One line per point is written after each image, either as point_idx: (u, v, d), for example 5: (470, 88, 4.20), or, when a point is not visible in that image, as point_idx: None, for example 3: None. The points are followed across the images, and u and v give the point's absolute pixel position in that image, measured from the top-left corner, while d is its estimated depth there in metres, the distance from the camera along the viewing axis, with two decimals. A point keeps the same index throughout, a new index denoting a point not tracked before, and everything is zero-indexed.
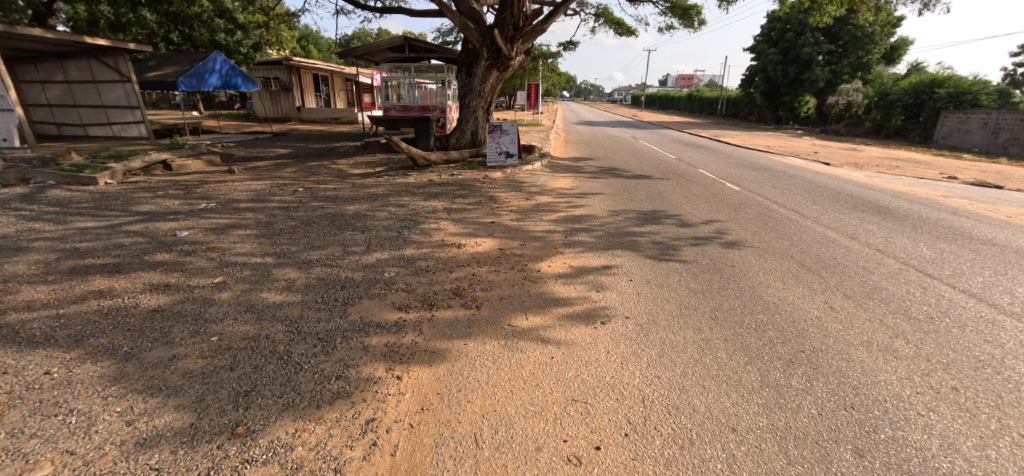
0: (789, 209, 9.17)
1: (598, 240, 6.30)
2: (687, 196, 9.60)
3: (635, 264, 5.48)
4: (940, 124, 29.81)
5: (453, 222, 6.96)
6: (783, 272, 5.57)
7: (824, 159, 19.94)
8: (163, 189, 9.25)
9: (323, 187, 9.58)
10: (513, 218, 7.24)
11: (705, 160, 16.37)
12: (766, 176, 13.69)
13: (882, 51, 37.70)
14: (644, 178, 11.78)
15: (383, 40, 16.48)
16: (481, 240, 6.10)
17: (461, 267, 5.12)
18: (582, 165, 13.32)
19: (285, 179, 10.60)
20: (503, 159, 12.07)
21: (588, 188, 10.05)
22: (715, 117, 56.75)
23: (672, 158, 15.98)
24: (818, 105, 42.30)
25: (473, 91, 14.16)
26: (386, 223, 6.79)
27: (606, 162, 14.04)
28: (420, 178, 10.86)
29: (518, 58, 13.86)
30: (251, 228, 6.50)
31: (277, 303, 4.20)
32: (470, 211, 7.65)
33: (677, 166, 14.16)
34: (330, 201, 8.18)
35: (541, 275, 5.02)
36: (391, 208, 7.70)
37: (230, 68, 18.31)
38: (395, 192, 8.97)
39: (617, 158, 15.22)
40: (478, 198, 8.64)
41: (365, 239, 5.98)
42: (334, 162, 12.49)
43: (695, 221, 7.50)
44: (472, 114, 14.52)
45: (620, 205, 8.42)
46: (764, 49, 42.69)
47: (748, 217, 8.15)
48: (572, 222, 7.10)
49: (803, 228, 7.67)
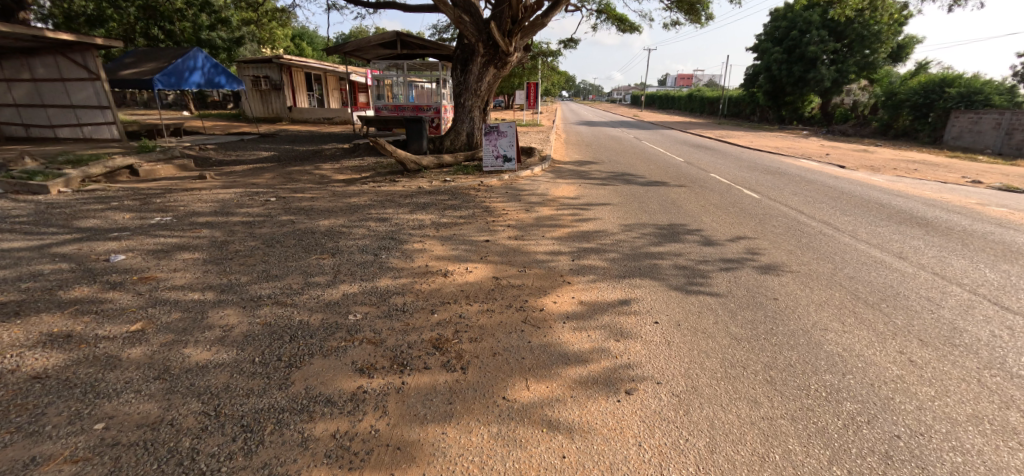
0: (819, 220, 8.20)
1: (611, 264, 5.33)
2: (704, 205, 8.64)
3: (660, 298, 4.48)
4: (951, 125, 28.88)
5: (441, 241, 5.98)
6: (837, 308, 4.60)
7: (838, 161, 18.97)
8: (119, 199, 8.25)
9: (299, 196, 8.59)
10: (512, 235, 6.27)
11: (715, 162, 15.39)
12: (783, 180, 12.72)
13: (889, 49, 36.71)
14: (654, 184, 10.82)
15: (373, 35, 15.45)
16: (473, 266, 5.12)
17: (446, 305, 4.12)
18: (586, 169, 12.36)
19: (260, 186, 9.60)
20: (500, 164, 11.10)
21: (594, 196, 9.09)
22: (717, 117, 55.76)
23: (681, 161, 15.02)
24: (822, 105, 41.34)
25: (468, 89, 13.18)
26: (362, 242, 5.81)
27: (611, 166, 13.07)
28: (409, 185, 9.88)
29: (518, 54, 12.87)
30: (202, 250, 5.52)
31: (201, 364, 3.21)
32: (462, 225, 6.67)
33: (688, 170, 13.18)
34: (303, 214, 7.21)
35: (546, 315, 4.02)
36: (371, 222, 6.72)
37: (212, 65, 17.28)
38: (379, 202, 7.99)
39: (623, 161, 14.24)
40: (472, 209, 7.68)
41: (332, 265, 4.98)
42: (317, 167, 11.50)
43: (719, 238, 6.55)
44: (467, 114, 13.53)
45: (632, 217, 7.46)
46: (767, 48, 41.62)
47: (777, 231, 7.18)
48: (580, 240, 6.14)
49: (842, 245, 6.71)
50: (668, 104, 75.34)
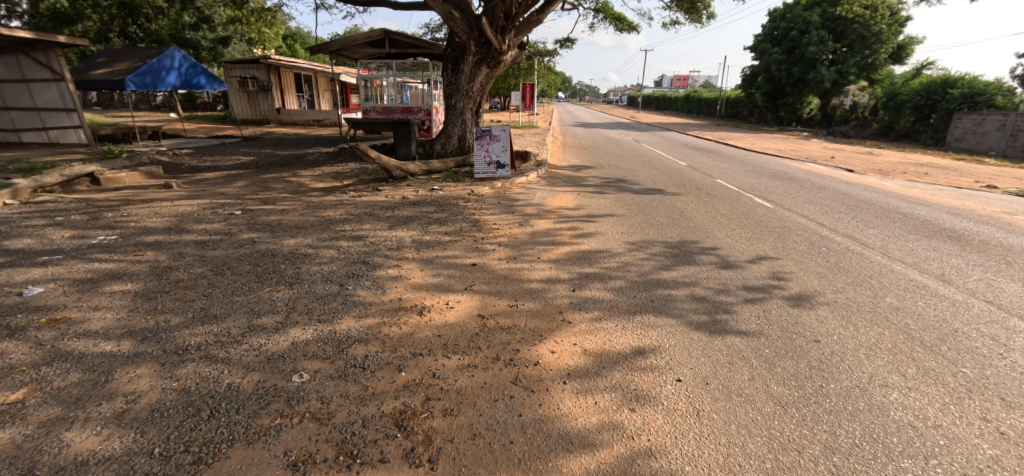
0: (841, 233, 7.43)
1: (618, 295, 4.55)
2: (715, 217, 7.87)
3: (682, 344, 3.68)
4: (953, 126, 28.25)
5: (420, 265, 5.17)
6: (890, 352, 3.83)
7: (844, 164, 18.25)
8: (67, 213, 7.41)
9: (269, 208, 7.76)
10: (502, 255, 5.48)
11: (720, 166, 14.63)
12: (793, 186, 11.96)
13: (890, 50, 36.08)
14: (658, 192, 10.05)
15: (360, 33, 14.60)
16: (456, 298, 4.31)
17: (417, 360, 3.31)
18: (585, 175, 11.57)
19: (229, 196, 8.77)
20: (493, 170, 10.24)
21: (594, 206, 8.31)
22: (714, 119, 55.09)
23: (683, 166, 14.26)
24: (822, 106, 40.69)
25: (459, 90, 12.39)
26: (328, 267, 5.00)
27: (610, 172, 12.29)
28: (393, 194, 9.06)
29: (513, 53, 12.07)
30: (138, 280, 4.70)
31: (80, 461, 2.42)
32: (446, 244, 5.86)
33: (692, 175, 12.41)
34: (268, 231, 6.39)
35: (543, 374, 3.22)
36: (343, 241, 5.90)
37: (191, 65, 16.41)
38: (356, 216, 7.18)
39: (623, 165, 13.47)
40: (459, 224, 6.87)
41: (285, 301, 4.17)
42: (295, 174, 10.67)
43: (739, 258, 5.76)
44: (458, 117, 12.72)
45: (638, 232, 6.68)
46: (766, 48, 40.91)
47: (799, 248, 6.41)
48: (580, 262, 5.35)
49: (874, 266, 5.95)
50: (665, 105, 74.69)
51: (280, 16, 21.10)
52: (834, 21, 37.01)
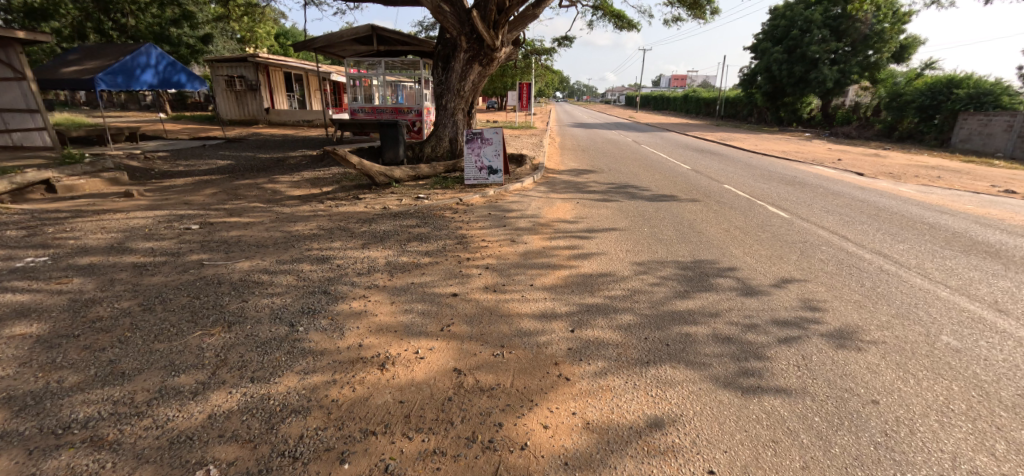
0: (869, 248, 6.67)
1: (626, 336, 3.76)
2: (729, 230, 7.07)
3: (708, 411, 2.91)
4: (958, 127, 27.54)
5: (392, 295, 4.37)
6: (968, 418, 3.05)
7: (853, 167, 17.49)
8: (4, 227, 6.62)
9: (232, 221, 6.97)
10: (489, 283, 4.67)
11: (726, 169, 13.87)
12: (806, 190, 11.17)
13: (893, 49, 35.32)
14: (664, 199, 9.24)
15: (346, 29, 13.75)
16: (429, 343, 3.53)
17: (367, 443, 2.56)
18: (584, 180, 10.75)
19: (192, 206, 7.94)
20: (484, 176, 9.39)
21: (595, 217, 7.50)
22: (714, 119, 54.35)
23: (688, 169, 13.47)
24: (823, 106, 39.97)
25: (450, 90, 11.62)
26: (280, 299, 4.21)
27: (611, 177, 11.47)
28: (374, 202, 8.26)
29: (508, 50, 11.27)
30: (49, 318, 3.92)
31: None
32: (425, 267, 5.04)
33: (697, 180, 11.61)
34: (223, 250, 5.60)
35: (530, 464, 2.48)
36: (305, 263, 5.09)
37: (168, 63, 15.57)
38: (327, 230, 6.38)
39: (624, 169, 12.70)
40: (443, 240, 6.04)
41: (216, 350, 3.40)
42: (271, 180, 9.87)
43: (764, 284, 4.95)
44: (449, 117, 11.92)
45: (645, 250, 5.86)
46: (767, 47, 40.13)
47: (828, 269, 5.63)
48: (581, 289, 4.55)
49: (917, 291, 5.17)
50: (664, 105, 73.93)
51: (266, 13, 20.27)
52: (837, 19, 36.23)
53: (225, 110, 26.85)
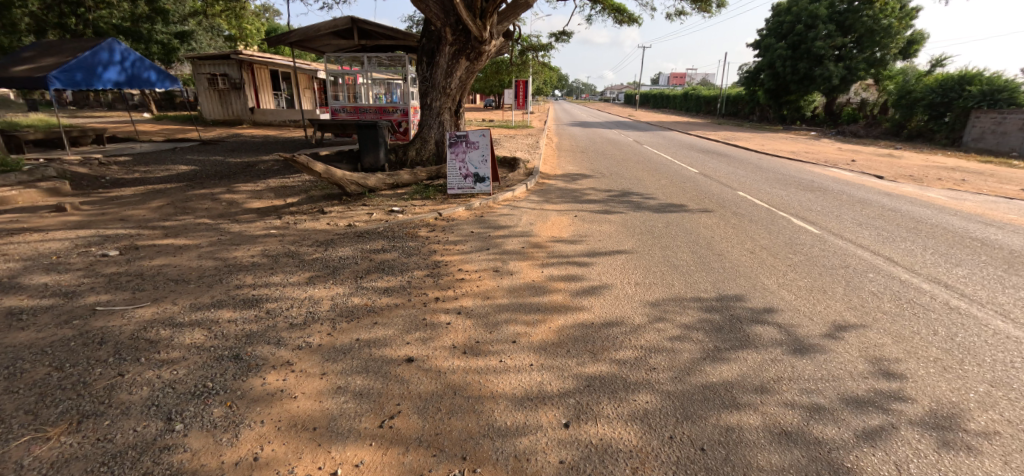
0: (924, 274, 5.54)
1: (642, 432, 2.66)
2: (755, 252, 5.94)
3: None
4: (971, 125, 26.36)
5: (326, 361, 3.26)
6: None
7: (869, 168, 16.33)
8: None
9: (164, 242, 5.86)
10: (460, 339, 3.56)
11: (737, 172, 12.73)
12: (829, 197, 9.98)
13: (901, 45, 34.07)
14: (674, 210, 8.07)
15: (324, 22, 12.55)
16: (356, 454, 2.44)
17: None
18: (583, 187, 9.58)
19: (127, 223, 6.82)
20: (471, 184, 8.18)
21: (596, 234, 6.35)
22: (715, 117, 53.17)
23: (695, 173, 12.29)
24: (828, 104, 38.79)
25: (435, 87, 10.50)
26: (171, 372, 3.12)
27: (612, 182, 10.30)
28: (341, 216, 7.15)
29: (498, 43, 10.11)
30: None
31: None
32: (380, 315, 3.92)
33: (707, 186, 10.43)
34: (134, 286, 4.50)
35: None
36: (225, 308, 3.99)
37: (136, 59, 14.39)
38: (272, 256, 5.26)
39: (626, 173, 11.57)
40: (411, 270, 4.91)
41: (39, 472, 2.34)
42: (230, 188, 8.76)
43: (817, 337, 3.83)
44: (434, 118, 10.80)
45: (659, 282, 4.72)
46: (771, 43, 38.80)
47: (887, 307, 4.50)
48: (578, 349, 3.44)
49: (1007, 341, 4.03)
50: (663, 103, 72.73)
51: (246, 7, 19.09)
52: (843, 14, 35.00)
53: (208, 111, 25.59)
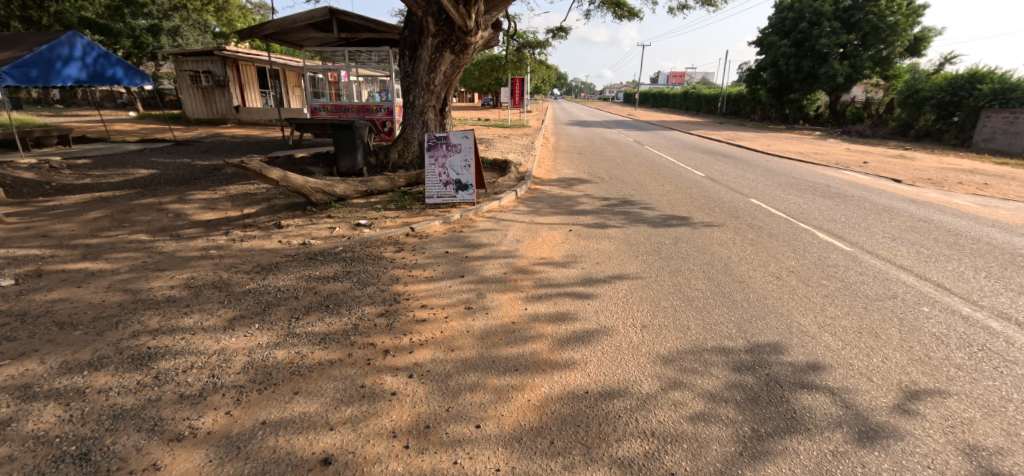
0: (986, 307, 4.58)
1: None
2: (783, 277, 4.97)
3: None
4: (981, 125, 25.37)
5: (209, 465, 2.31)
6: None
7: (883, 171, 15.36)
8: None
9: (76, 267, 4.89)
10: (405, 423, 2.60)
11: (746, 176, 11.78)
12: (850, 205, 9.00)
13: (907, 43, 33.05)
14: (682, 222, 7.08)
15: (300, 13, 11.41)
16: None
17: None
18: (579, 194, 8.59)
19: (47, 241, 5.84)
20: (449, 192, 7.13)
21: (593, 253, 5.36)
22: (715, 116, 52.12)
23: (700, 176, 11.32)
24: (831, 103, 37.82)
25: (417, 84, 9.54)
26: None
27: (611, 188, 9.31)
28: (299, 228, 6.17)
29: (486, 35, 9.10)
30: None
31: None
32: (303, 379, 2.95)
33: (714, 192, 9.44)
34: (3, 333, 3.53)
35: None
36: (104, 370, 3.03)
37: (99, 55, 13.38)
38: (196, 287, 4.29)
39: (626, 177, 10.61)
40: (361, 304, 3.91)
41: None
42: (182, 196, 7.78)
43: (887, 417, 2.85)
44: (417, 117, 9.83)
45: (670, 325, 3.74)
46: (773, 41, 37.66)
47: (960, 361, 3.55)
48: (567, 440, 2.49)
49: None
50: (663, 102, 71.60)
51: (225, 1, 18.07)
52: (848, 11, 33.97)
53: (191, 109, 24.35)
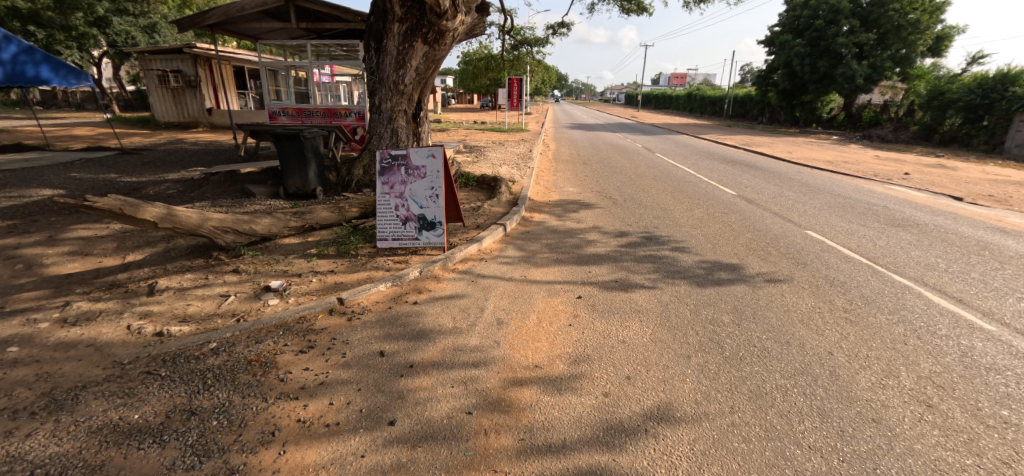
0: None
1: None
2: (943, 412, 2.91)
3: None
4: (1015, 130, 23.06)
5: None
6: None
7: (933, 183, 13.20)
8: None
9: None
10: None
11: (785, 193, 9.73)
12: (936, 239, 6.89)
13: (930, 42, 30.80)
14: (737, 271, 4.99)
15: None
16: None
17: None
18: (587, 225, 6.50)
19: None
20: (410, 234, 5.00)
21: (618, 352, 3.29)
22: (721, 119, 49.92)
23: (732, 195, 9.22)
24: (845, 105, 35.56)
25: (383, 83, 7.41)
26: None
27: (626, 214, 7.19)
28: (179, 295, 4.11)
29: (469, 19, 7.03)
30: None
31: None
32: None
33: (758, 220, 7.39)
34: None
35: None
36: None
37: (20, 50, 11.46)
38: None
39: (643, 196, 8.54)
40: None
41: None
42: (53, 233, 5.75)
43: None
44: (384, 125, 7.71)
45: None
46: (787, 40, 35.36)
47: None
48: None
49: None
50: (666, 103, 69.42)
51: None
52: (867, 8, 31.74)
53: (160, 113, 21.92)
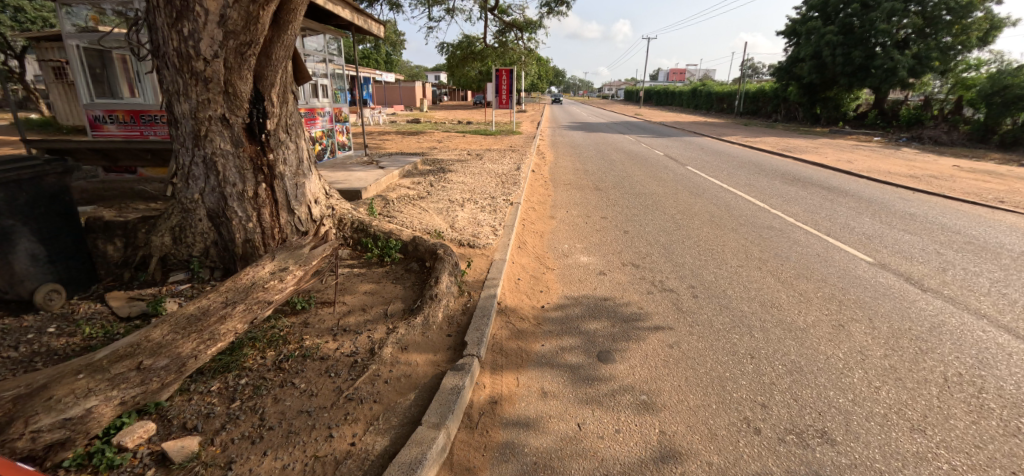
0: None
1: None
2: None
3: None
4: None
5: None
6: None
7: None
8: None
9: None
10: None
11: (950, 259, 5.54)
12: None
13: (985, 28, 25.86)
14: None
15: None
16: None
17: None
18: (645, 447, 2.35)
19: None
20: None
21: None
22: (733, 117, 45.56)
23: (871, 267, 5.03)
24: (877, 102, 30.89)
25: (167, 56, 3.23)
26: None
27: (720, 362, 3.05)
28: None
29: None
30: None
31: None
32: None
33: (1009, 365, 3.24)
34: None
35: None
36: None
37: None
38: None
39: (720, 282, 4.39)
40: None
41: None
42: None
43: None
44: (188, 148, 3.57)
45: None
46: (816, 27, 31.04)
47: None
48: None
49: None
50: (669, 100, 64.93)
51: None
52: None
53: (64, 114, 17.63)
